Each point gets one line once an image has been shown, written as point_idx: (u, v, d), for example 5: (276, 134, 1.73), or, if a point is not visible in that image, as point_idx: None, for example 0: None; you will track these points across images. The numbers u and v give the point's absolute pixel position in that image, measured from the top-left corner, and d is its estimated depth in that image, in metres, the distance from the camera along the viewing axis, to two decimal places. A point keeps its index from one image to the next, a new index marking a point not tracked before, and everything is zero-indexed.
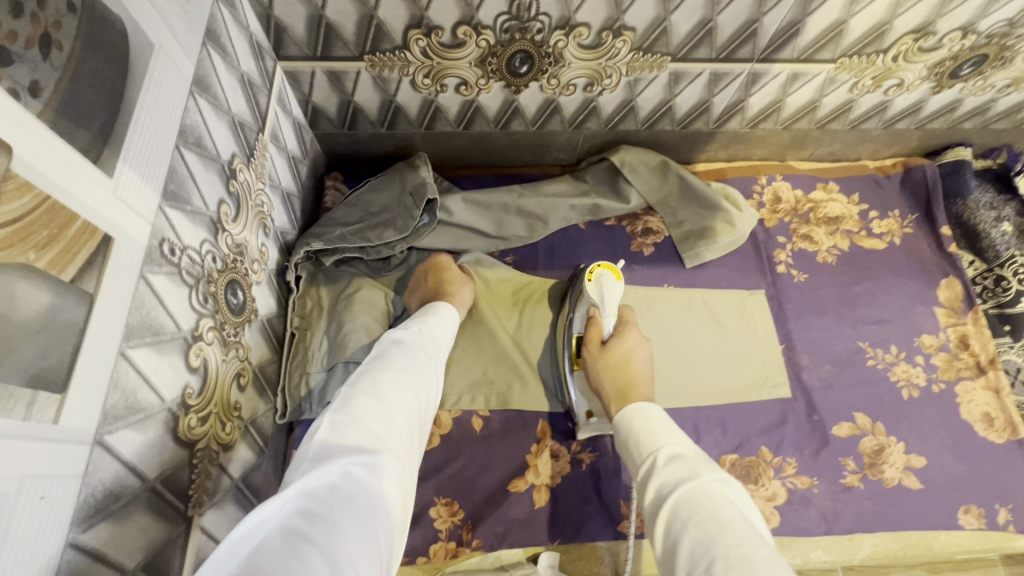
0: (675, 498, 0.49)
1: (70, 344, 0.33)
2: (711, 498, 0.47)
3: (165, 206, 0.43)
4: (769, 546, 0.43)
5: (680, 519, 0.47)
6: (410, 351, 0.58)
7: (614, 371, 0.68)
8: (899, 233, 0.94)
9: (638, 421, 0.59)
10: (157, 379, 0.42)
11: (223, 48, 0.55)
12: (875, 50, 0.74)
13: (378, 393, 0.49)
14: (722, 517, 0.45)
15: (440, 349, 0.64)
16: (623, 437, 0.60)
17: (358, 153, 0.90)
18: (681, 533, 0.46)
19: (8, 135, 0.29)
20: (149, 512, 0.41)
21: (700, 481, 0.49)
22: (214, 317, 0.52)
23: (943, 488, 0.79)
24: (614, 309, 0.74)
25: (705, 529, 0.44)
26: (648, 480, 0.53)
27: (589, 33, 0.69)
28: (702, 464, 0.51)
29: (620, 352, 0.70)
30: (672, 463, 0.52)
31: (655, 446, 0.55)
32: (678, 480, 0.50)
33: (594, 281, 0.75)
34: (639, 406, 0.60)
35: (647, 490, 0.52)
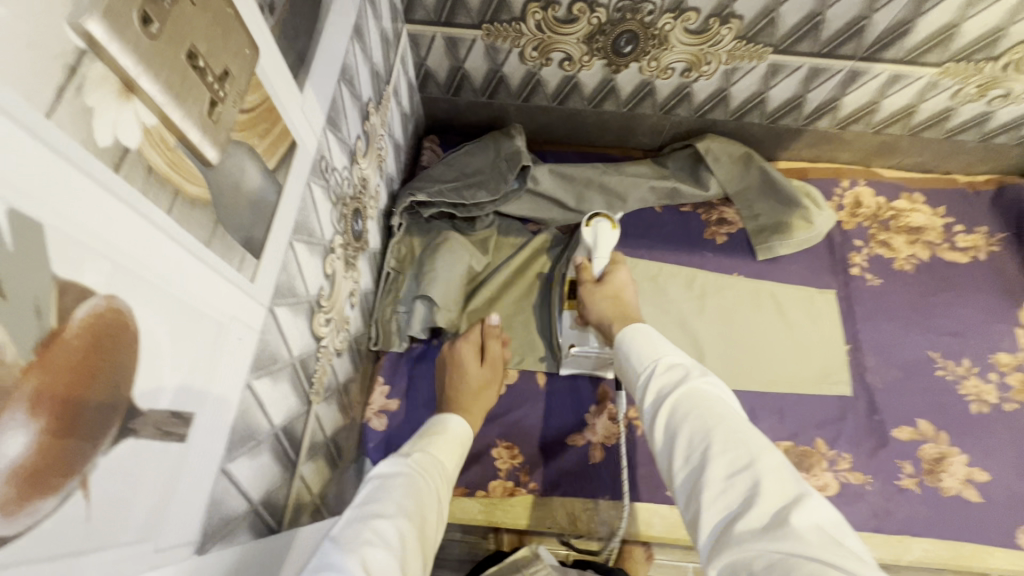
0: (674, 398, 0.49)
1: (265, 220, 0.40)
2: (706, 396, 0.48)
3: (327, 128, 0.51)
4: (761, 435, 0.45)
5: (678, 413, 0.48)
6: (411, 482, 0.52)
7: (608, 299, 0.73)
8: (985, 249, 0.92)
9: (640, 341, 0.59)
10: (307, 272, 0.49)
11: (374, 4, 0.62)
12: (984, 57, 0.74)
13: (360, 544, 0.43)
14: (717, 410, 0.46)
15: (444, 473, 0.57)
16: (624, 353, 0.60)
17: (456, 120, 0.96)
18: (680, 426, 0.47)
19: (259, 43, 0.36)
20: (291, 385, 0.48)
21: (696, 383, 0.50)
22: (343, 236, 0.59)
23: (1005, 505, 0.77)
24: (606, 252, 0.77)
25: (701, 418, 0.46)
26: (647, 389, 0.53)
27: (697, 18, 0.72)
28: (698, 369, 0.52)
29: (611, 286, 0.74)
30: (671, 370, 0.53)
31: (656, 356, 0.55)
32: (677, 382, 0.51)
33: (591, 227, 0.77)
34: (638, 327, 0.61)
35: (646, 397, 0.53)
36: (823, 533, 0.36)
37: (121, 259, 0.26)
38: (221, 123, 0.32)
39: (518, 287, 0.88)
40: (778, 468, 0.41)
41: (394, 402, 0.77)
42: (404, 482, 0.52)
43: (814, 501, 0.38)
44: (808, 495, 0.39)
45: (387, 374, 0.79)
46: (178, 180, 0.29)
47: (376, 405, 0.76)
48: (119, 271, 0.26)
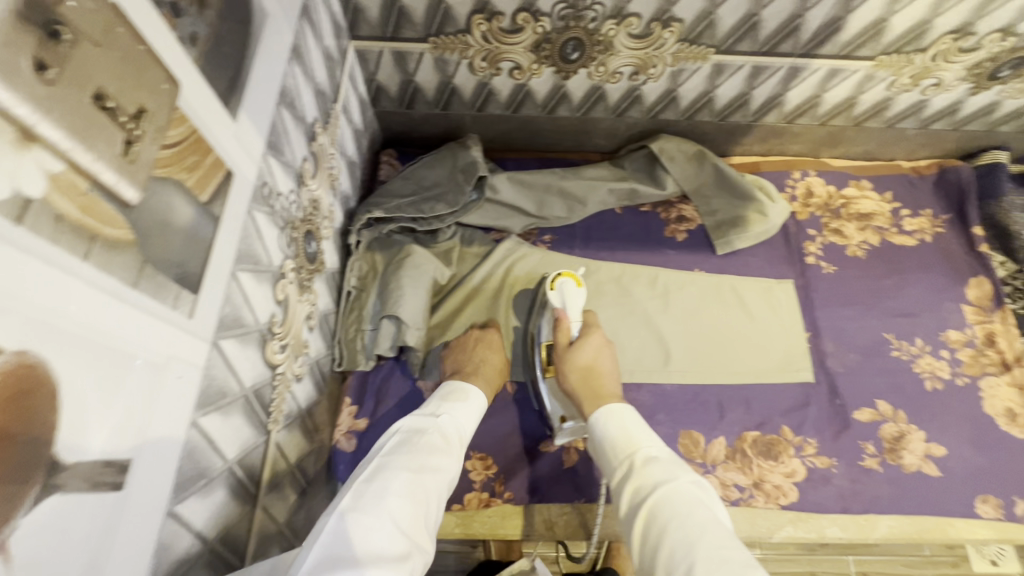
0: (653, 498, 0.52)
1: (202, 254, 0.39)
2: (684, 501, 0.51)
3: (268, 154, 0.50)
4: (742, 546, 0.47)
5: (658, 522, 0.50)
6: (429, 442, 0.57)
7: (580, 371, 0.74)
8: (930, 231, 0.96)
9: (616, 428, 0.63)
10: (255, 302, 0.48)
11: (313, 24, 0.62)
12: (914, 49, 0.77)
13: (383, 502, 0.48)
14: (699, 519, 0.49)
15: (462, 440, 0.63)
16: (601, 438, 0.64)
17: (412, 132, 0.96)
18: (660, 538, 0.49)
19: (180, 76, 0.35)
20: (245, 417, 0.47)
21: (676, 484, 0.53)
22: (294, 260, 0.58)
23: (962, 477, 0.80)
24: (577, 312, 0.81)
25: (684, 530, 0.48)
26: (629, 485, 0.56)
27: (639, 23, 0.74)
28: (677, 467, 0.56)
29: (584, 353, 0.76)
30: (649, 466, 0.56)
31: (632, 451, 0.59)
32: (657, 481, 0.54)
33: (556, 289, 0.82)
34: (615, 406, 0.66)
35: (627, 492, 0.56)
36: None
37: (31, 312, 0.25)
38: (140, 161, 0.31)
39: (483, 296, 0.88)
40: None
41: (363, 421, 0.76)
42: (422, 441, 0.57)
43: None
44: None
45: (355, 393, 0.78)
46: (95, 224, 0.29)
47: (345, 426, 0.75)
48: (28, 323, 0.25)
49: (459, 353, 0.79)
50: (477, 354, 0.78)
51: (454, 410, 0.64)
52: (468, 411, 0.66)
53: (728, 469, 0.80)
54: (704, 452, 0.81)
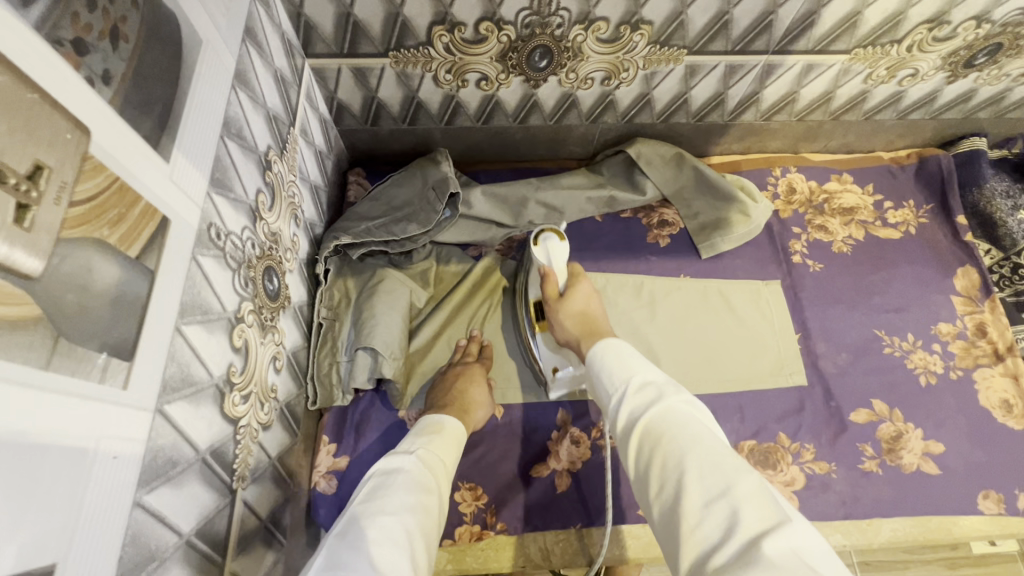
0: (646, 419, 0.51)
1: (135, 316, 0.35)
2: (676, 418, 0.49)
3: (212, 192, 0.46)
4: (736, 454, 0.46)
5: (650, 437, 0.49)
6: (399, 482, 0.55)
7: (575, 318, 0.72)
8: (914, 223, 0.95)
9: (610, 358, 0.60)
10: (206, 355, 0.44)
11: (259, 45, 0.57)
12: (889, 41, 0.75)
13: (355, 557, 0.45)
14: (692, 431, 0.48)
15: (444, 471, 0.60)
16: (595, 372, 0.61)
17: (380, 149, 0.92)
18: (652, 452, 0.48)
19: (91, 123, 0.31)
20: (202, 482, 0.43)
21: (668, 403, 0.52)
22: (253, 300, 0.54)
23: (963, 474, 0.79)
24: (562, 268, 0.76)
25: (677, 440, 0.47)
26: (623, 407, 0.55)
27: (608, 27, 0.70)
28: (670, 388, 0.54)
29: (576, 302, 0.73)
30: (642, 391, 0.55)
31: (627, 376, 0.56)
32: (649, 403, 0.53)
33: (540, 245, 0.77)
34: (612, 342, 0.62)
35: (622, 415, 0.54)
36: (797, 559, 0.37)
37: None
38: (39, 226, 0.27)
39: (462, 317, 0.85)
40: (755, 495, 0.42)
41: (343, 460, 0.73)
42: (394, 483, 0.55)
43: (797, 525, 0.39)
44: (789, 522, 0.40)
45: (332, 431, 0.74)
46: None
47: (324, 465, 0.72)
48: None
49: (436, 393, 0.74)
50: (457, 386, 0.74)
51: (427, 443, 0.62)
52: (444, 440, 0.63)
53: None
54: None
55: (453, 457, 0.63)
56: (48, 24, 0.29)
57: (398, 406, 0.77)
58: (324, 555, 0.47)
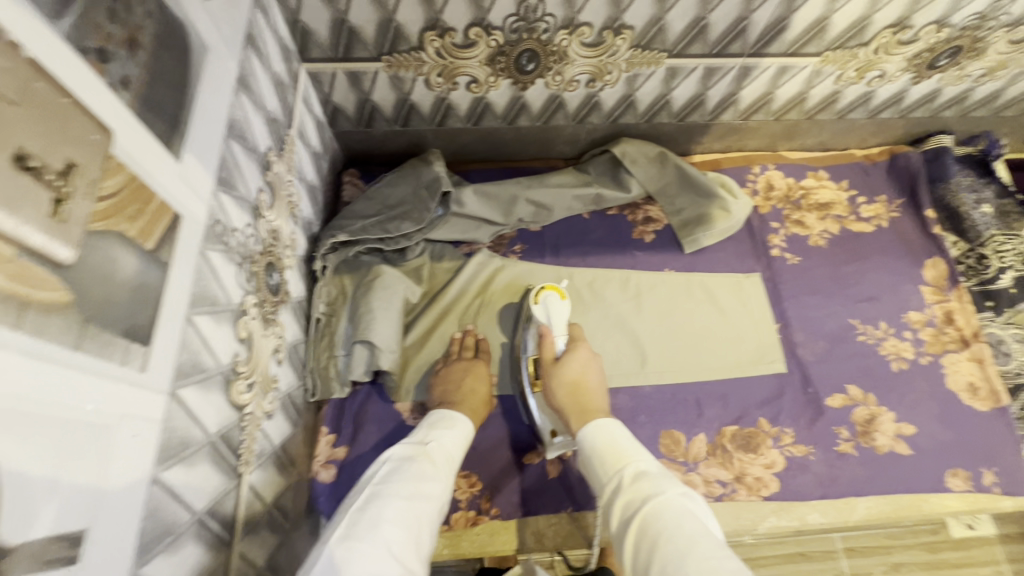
0: (642, 514, 0.54)
1: (151, 304, 0.38)
2: (671, 514, 0.52)
3: (218, 190, 0.49)
4: (732, 555, 0.48)
5: (647, 537, 0.52)
6: (417, 468, 0.58)
7: (569, 387, 0.74)
8: (886, 217, 0.99)
9: (603, 443, 0.65)
10: (214, 344, 0.47)
11: (260, 51, 0.60)
12: (857, 44, 0.80)
13: (373, 532, 0.49)
14: (687, 531, 0.50)
15: (454, 462, 0.64)
16: (591, 464, 0.65)
17: (374, 150, 0.95)
18: (650, 553, 0.51)
19: (113, 125, 0.34)
20: (212, 464, 0.46)
21: (663, 496, 0.55)
22: (256, 294, 0.57)
23: (932, 453, 0.83)
24: (561, 326, 0.81)
25: (674, 541, 0.50)
26: (620, 500, 0.58)
27: (591, 32, 0.74)
28: (665, 480, 0.57)
29: (572, 368, 0.76)
30: (637, 482, 0.58)
31: (622, 469, 0.61)
32: (645, 496, 0.56)
33: (540, 304, 0.81)
34: (602, 423, 0.68)
35: (619, 510, 0.57)
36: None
37: None
38: (71, 218, 0.30)
39: (456, 311, 0.88)
40: None
41: (341, 450, 0.75)
42: (414, 467, 0.58)
43: None
44: None
45: (331, 423, 0.77)
46: (25, 291, 0.27)
47: (323, 456, 0.74)
48: None
49: (441, 386, 0.77)
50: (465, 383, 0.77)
51: (443, 436, 0.65)
52: (457, 435, 0.67)
53: (710, 465, 0.81)
54: (686, 450, 0.82)
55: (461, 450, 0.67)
56: (75, 34, 0.32)
57: (395, 397, 0.80)
58: (343, 526, 0.50)
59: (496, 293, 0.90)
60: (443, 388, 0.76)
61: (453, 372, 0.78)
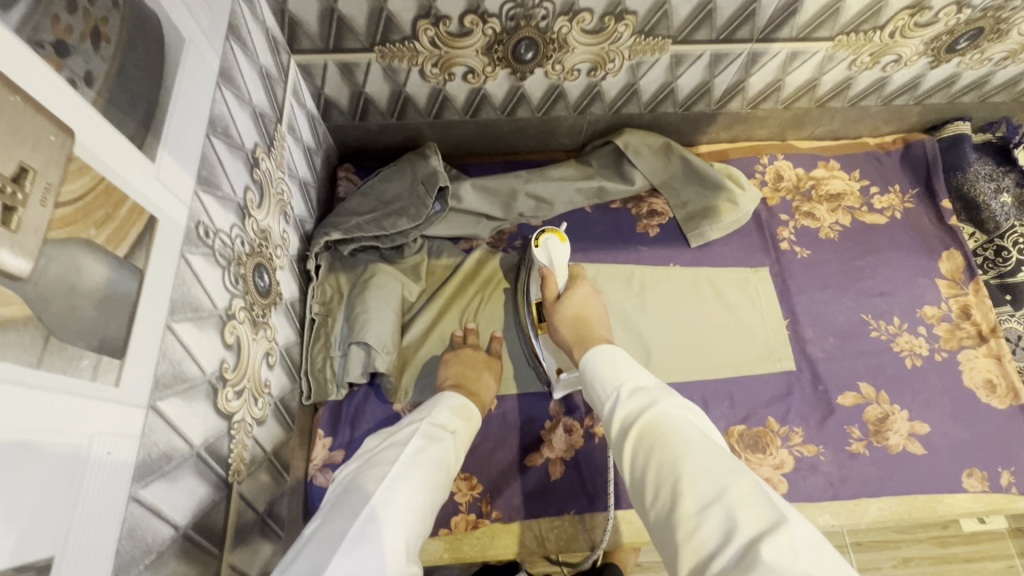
0: (639, 423, 0.53)
1: (125, 315, 0.36)
2: (669, 423, 0.52)
3: (199, 190, 0.47)
4: (728, 454, 0.48)
5: (645, 444, 0.51)
6: (438, 458, 0.62)
7: (572, 319, 0.73)
8: (900, 207, 0.96)
9: (602, 364, 0.63)
10: (198, 352, 0.45)
11: (243, 43, 0.58)
12: (872, 27, 0.76)
13: (400, 517, 0.53)
14: (684, 436, 0.50)
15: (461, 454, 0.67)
16: (588, 377, 0.63)
17: (369, 144, 0.92)
18: (646, 461, 0.50)
19: (74, 125, 0.32)
20: (198, 477, 0.44)
21: (660, 408, 0.54)
22: (244, 297, 0.55)
23: (947, 453, 0.81)
24: (562, 266, 0.77)
25: (670, 448, 0.49)
26: (616, 411, 0.57)
27: (592, 18, 0.71)
28: (662, 393, 0.56)
29: (574, 302, 0.75)
30: (634, 395, 0.57)
31: (619, 383, 0.59)
32: (642, 407, 0.55)
33: (542, 247, 0.78)
34: (602, 350, 0.65)
35: (615, 420, 0.56)
36: (793, 559, 0.38)
37: None
38: (25, 227, 0.28)
39: (455, 311, 0.86)
40: (750, 495, 0.43)
41: (338, 453, 0.74)
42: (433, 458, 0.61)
43: (791, 524, 0.40)
44: (784, 521, 0.41)
45: (327, 425, 0.75)
46: None
47: (320, 459, 0.73)
48: None
49: (457, 365, 0.77)
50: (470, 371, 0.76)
51: (461, 427, 0.68)
52: (470, 427, 0.70)
53: None
54: None
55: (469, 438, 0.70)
56: (28, 27, 0.29)
57: (393, 399, 0.78)
58: (370, 502, 0.53)
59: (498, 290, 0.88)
60: (460, 370, 0.76)
61: (467, 356, 0.78)
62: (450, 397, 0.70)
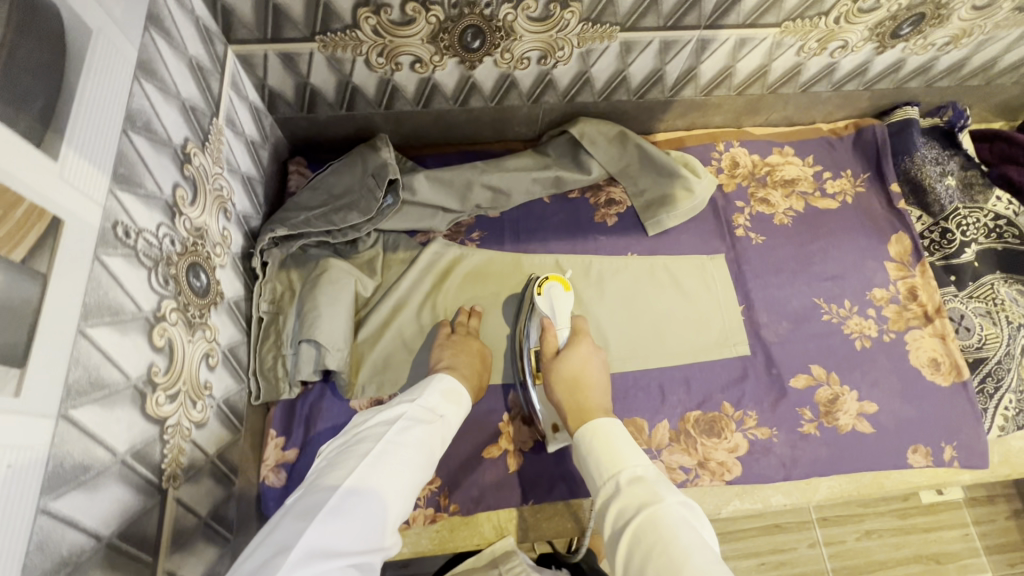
0: (635, 522, 0.55)
1: (25, 322, 0.34)
2: (666, 523, 0.53)
3: (116, 189, 0.45)
4: (724, 565, 0.50)
5: (640, 544, 0.54)
6: (421, 439, 0.63)
7: (567, 381, 0.74)
8: (851, 192, 0.97)
9: (599, 444, 0.65)
10: (121, 356, 0.44)
11: (168, 33, 0.55)
12: (817, 13, 0.77)
13: (375, 498, 0.54)
14: (680, 540, 0.52)
15: (449, 435, 0.68)
16: (585, 456, 0.66)
17: (320, 138, 0.90)
18: (642, 564, 0.52)
19: None
20: (124, 485, 0.43)
21: (659, 503, 0.56)
22: (176, 298, 0.53)
23: (894, 430, 0.83)
24: (565, 319, 0.80)
25: (667, 553, 0.51)
26: (614, 504, 0.59)
27: (537, 5, 0.70)
28: (661, 486, 0.58)
29: (572, 361, 0.76)
30: (633, 485, 0.59)
31: (616, 472, 0.61)
32: (640, 504, 0.57)
33: (544, 293, 0.81)
34: (599, 425, 0.67)
35: (613, 508, 0.59)
36: None
37: None
38: None
39: (411, 304, 0.84)
40: None
41: (292, 452, 0.73)
42: (415, 439, 0.62)
43: None
44: None
45: (280, 425, 0.74)
46: None
47: (272, 459, 0.72)
48: None
49: (450, 350, 0.77)
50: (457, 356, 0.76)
51: (449, 410, 0.69)
52: (459, 410, 0.71)
53: (673, 451, 0.80)
54: (648, 438, 0.81)
55: (457, 420, 0.71)
56: None
57: (348, 396, 0.77)
58: (350, 478, 0.54)
59: (453, 282, 0.87)
60: (453, 355, 0.76)
61: (461, 343, 0.78)
62: (440, 378, 0.71)
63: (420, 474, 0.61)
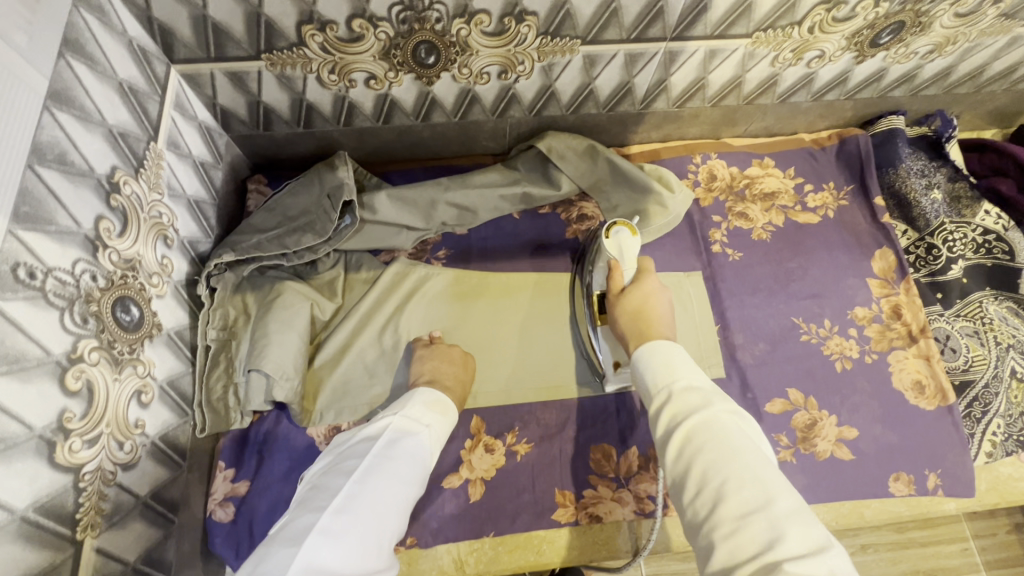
0: (688, 424, 0.51)
1: None
2: (721, 428, 0.49)
3: (17, 229, 0.43)
4: (778, 473, 0.47)
5: (693, 444, 0.49)
6: (410, 454, 0.59)
7: (631, 314, 0.68)
8: (833, 205, 0.94)
9: (654, 359, 0.59)
10: (21, 406, 0.42)
11: (90, 58, 0.53)
12: (788, 23, 0.73)
13: (366, 515, 0.51)
14: (734, 445, 0.48)
15: (438, 449, 0.65)
16: (638, 370, 0.60)
17: (281, 154, 0.88)
18: (691, 459, 0.49)
19: None
20: (22, 542, 0.42)
21: (712, 412, 0.51)
22: (99, 336, 0.50)
23: (874, 457, 0.79)
24: (632, 260, 0.73)
25: (719, 452, 0.47)
26: (659, 412, 0.54)
27: (490, 20, 0.67)
28: (717, 395, 0.53)
29: (636, 296, 0.69)
30: (688, 392, 0.54)
31: (670, 377, 0.56)
32: (694, 408, 0.52)
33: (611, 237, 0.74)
34: (657, 345, 0.60)
35: (658, 421, 0.54)
36: None
37: None
38: None
39: (371, 328, 0.81)
40: (794, 513, 0.43)
41: (241, 485, 0.71)
42: (402, 453, 0.59)
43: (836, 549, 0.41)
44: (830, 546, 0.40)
45: (229, 456, 0.73)
46: None
47: (220, 492, 0.71)
48: None
49: (432, 362, 0.74)
50: (436, 365, 0.74)
51: (436, 421, 0.65)
52: (446, 421, 0.67)
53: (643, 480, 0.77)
54: (616, 465, 0.77)
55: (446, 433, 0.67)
56: None
57: (305, 424, 0.74)
58: (338, 496, 0.52)
59: (416, 304, 0.84)
60: (435, 365, 0.74)
61: (443, 351, 0.76)
62: (423, 392, 0.67)
63: (410, 492, 0.58)
